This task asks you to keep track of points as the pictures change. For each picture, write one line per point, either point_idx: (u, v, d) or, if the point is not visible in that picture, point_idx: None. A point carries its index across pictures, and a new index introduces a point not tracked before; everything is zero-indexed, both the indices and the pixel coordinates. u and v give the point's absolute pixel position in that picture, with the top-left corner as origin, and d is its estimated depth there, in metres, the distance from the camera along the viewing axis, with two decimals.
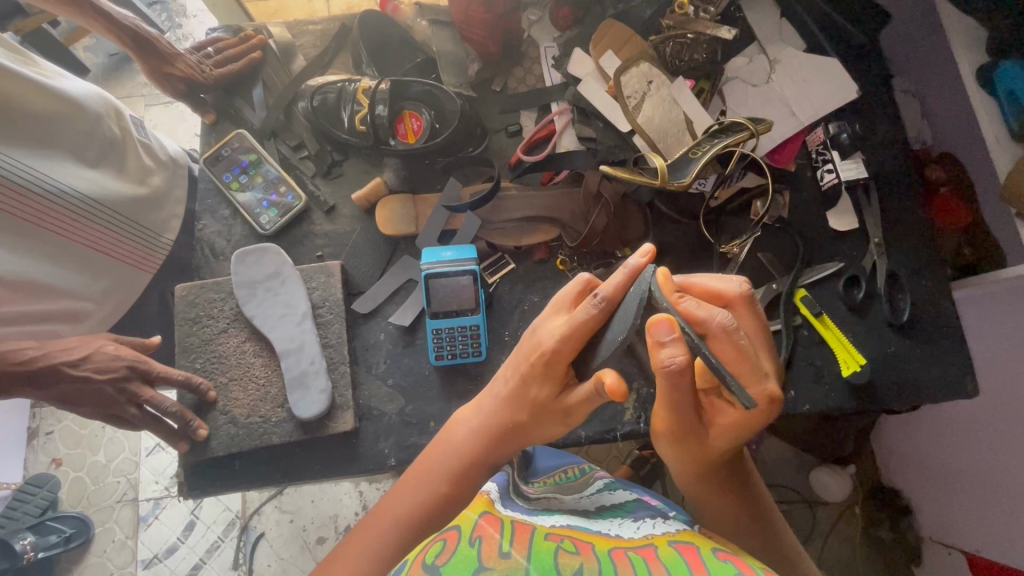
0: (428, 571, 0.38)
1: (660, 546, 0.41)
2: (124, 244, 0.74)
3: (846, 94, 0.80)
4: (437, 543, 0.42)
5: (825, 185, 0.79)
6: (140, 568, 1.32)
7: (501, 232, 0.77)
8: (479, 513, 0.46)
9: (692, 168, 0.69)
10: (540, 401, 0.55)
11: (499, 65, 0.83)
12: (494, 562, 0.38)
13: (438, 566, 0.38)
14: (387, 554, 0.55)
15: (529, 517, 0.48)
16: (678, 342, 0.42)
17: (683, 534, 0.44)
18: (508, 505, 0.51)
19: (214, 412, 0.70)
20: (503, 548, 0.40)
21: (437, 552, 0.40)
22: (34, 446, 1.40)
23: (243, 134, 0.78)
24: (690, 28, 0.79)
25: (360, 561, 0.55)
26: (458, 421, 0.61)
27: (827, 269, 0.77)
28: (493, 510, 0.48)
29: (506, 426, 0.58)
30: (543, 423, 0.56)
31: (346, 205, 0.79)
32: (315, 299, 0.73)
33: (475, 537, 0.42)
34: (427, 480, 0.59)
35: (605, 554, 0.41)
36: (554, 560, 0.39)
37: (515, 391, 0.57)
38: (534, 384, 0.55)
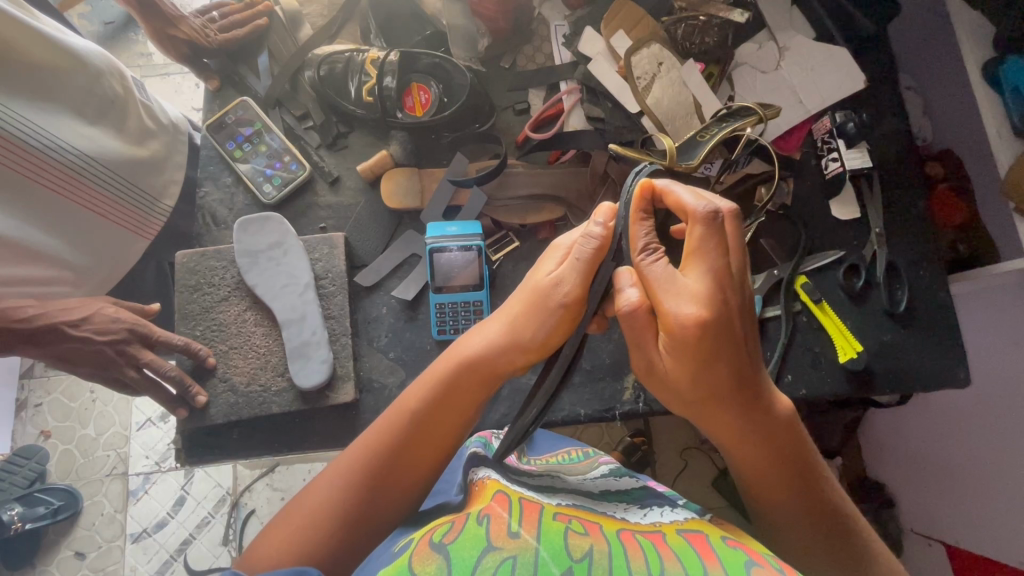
0: (435, 548, 0.39)
1: (668, 534, 0.42)
2: (123, 206, 0.73)
3: (855, 83, 0.81)
4: (448, 523, 0.43)
5: (829, 173, 0.80)
6: (129, 542, 1.33)
7: (507, 209, 0.76)
8: (491, 490, 0.47)
9: (700, 151, 0.71)
10: (547, 322, 0.54)
11: (509, 42, 0.81)
12: (503, 542, 0.39)
13: (446, 545, 0.39)
14: (358, 469, 0.55)
15: (538, 495, 0.49)
16: (634, 288, 0.52)
17: (692, 523, 0.44)
18: (515, 481, 0.52)
19: (214, 378, 0.69)
20: (513, 528, 0.40)
21: (445, 532, 0.41)
22: (22, 419, 1.39)
23: (247, 103, 0.77)
24: (703, 10, 0.77)
25: (335, 483, 0.54)
26: (472, 333, 0.59)
27: (828, 257, 0.78)
28: (505, 488, 0.48)
29: (513, 359, 0.56)
30: (539, 320, 0.54)
31: (350, 177, 0.78)
32: (317, 270, 0.72)
33: (483, 516, 0.42)
34: (419, 417, 0.56)
35: (614, 536, 0.42)
36: (564, 541, 0.40)
37: (524, 289, 0.57)
38: (540, 276, 0.56)
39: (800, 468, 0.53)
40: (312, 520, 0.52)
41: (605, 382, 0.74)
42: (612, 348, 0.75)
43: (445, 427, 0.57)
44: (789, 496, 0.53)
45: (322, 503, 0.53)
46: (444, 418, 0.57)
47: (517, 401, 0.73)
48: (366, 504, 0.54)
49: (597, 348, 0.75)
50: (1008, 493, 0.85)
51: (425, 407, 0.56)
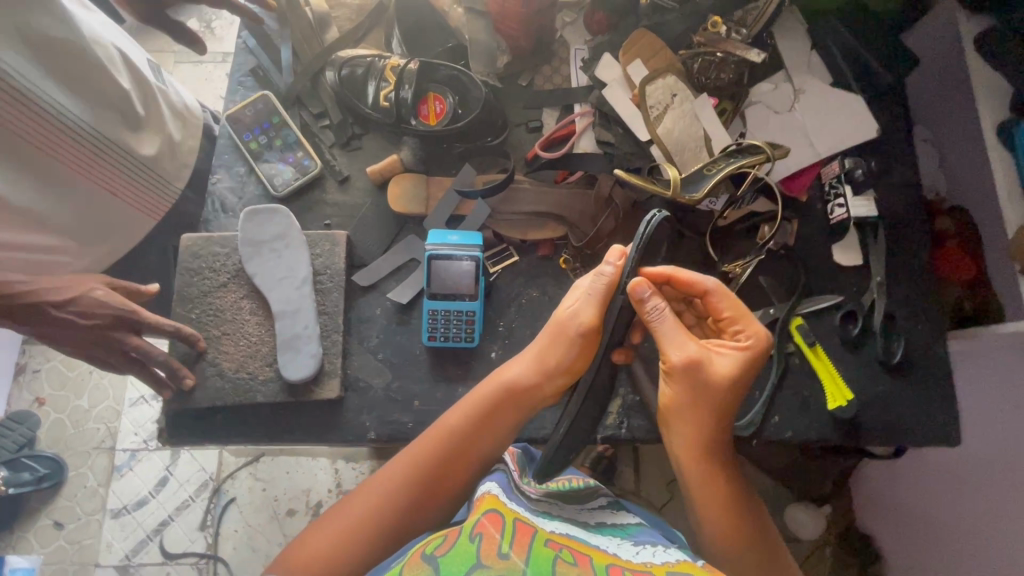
0: (426, 562, 0.40)
1: (658, 574, 0.42)
2: (134, 185, 0.75)
3: (866, 131, 0.81)
4: (442, 536, 0.43)
5: (834, 219, 0.80)
6: (109, 517, 1.37)
7: (509, 224, 0.77)
8: (488, 505, 0.47)
9: (705, 185, 0.72)
10: (569, 350, 0.62)
11: (528, 61, 0.83)
12: (492, 562, 0.39)
13: (437, 558, 0.40)
14: (401, 485, 0.58)
15: (532, 517, 0.49)
16: (654, 297, 0.59)
17: (683, 565, 0.43)
18: (514, 499, 0.52)
19: (204, 362, 0.70)
20: (503, 549, 0.40)
21: (437, 545, 0.42)
22: (20, 383, 1.43)
23: (268, 97, 0.79)
24: (720, 47, 0.78)
25: (378, 498, 0.57)
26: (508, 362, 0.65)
27: (825, 301, 0.77)
28: (501, 505, 0.47)
29: (545, 387, 0.63)
30: (563, 349, 0.62)
31: (359, 177, 0.80)
32: (317, 266, 0.73)
33: (476, 532, 0.42)
34: (461, 439, 0.60)
35: (602, 569, 0.42)
36: (552, 566, 0.40)
37: (557, 321, 0.63)
38: (574, 309, 0.62)
39: (759, 518, 0.59)
40: (348, 534, 0.55)
41: None
42: None
43: (484, 449, 0.61)
44: (756, 539, 0.57)
45: (359, 518, 0.56)
46: (483, 439, 0.61)
47: None
48: (405, 519, 0.57)
49: None
50: (995, 562, 0.83)
51: (450, 433, 0.60)
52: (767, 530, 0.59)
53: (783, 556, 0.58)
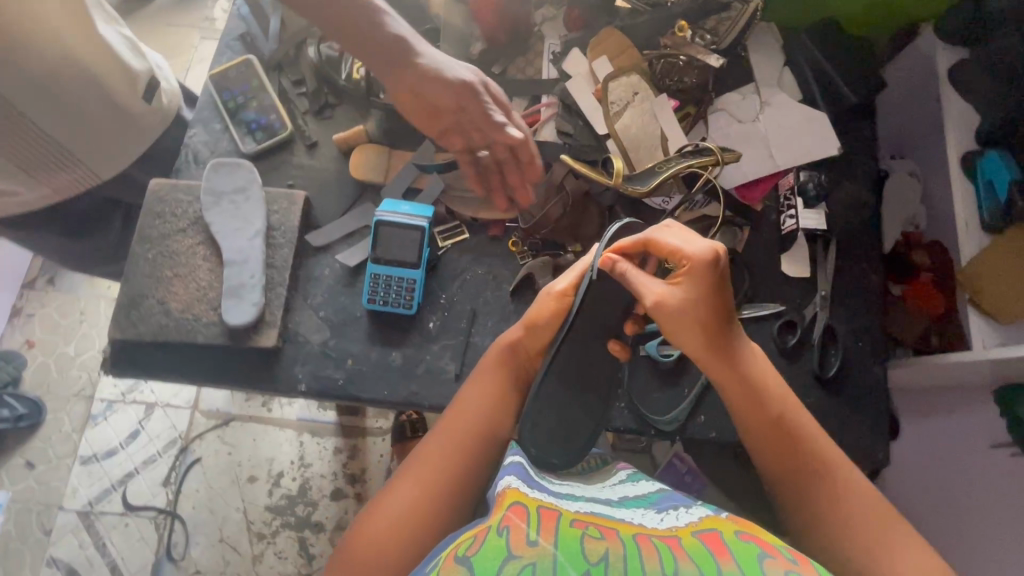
0: (458, 564, 0.37)
1: (683, 537, 0.42)
2: (60, 159, 0.78)
3: (826, 148, 0.82)
4: (469, 536, 0.40)
5: (784, 229, 0.81)
6: (78, 463, 1.41)
7: (462, 200, 0.80)
8: (507, 498, 0.44)
9: (651, 181, 0.74)
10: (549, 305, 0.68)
11: (503, 51, 0.86)
12: (523, 551, 0.37)
13: (469, 559, 0.37)
14: (434, 474, 0.61)
15: (556, 499, 0.48)
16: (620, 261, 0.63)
17: (707, 522, 0.45)
18: (538, 486, 0.51)
19: (152, 300, 0.73)
20: (531, 537, 0.39)
21: (468, 545, 0.39)
22: (14, 324, 1.49)
23: (250, 61, 0.84)
24: (683, 50, 0.81)
25: (408, 493, 0.59)
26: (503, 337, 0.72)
27: (766, 308, 0.78)
28: (521, 495, 0.46)
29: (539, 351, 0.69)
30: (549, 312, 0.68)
31: (327, 144, 0.83)
32: (272, 221, 0.77)
33: (503, 525, 0.40)
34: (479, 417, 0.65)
35: (629, 539, 0.41)
36: (581, 545, 0.39)
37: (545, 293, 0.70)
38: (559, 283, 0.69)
39: (788, 411, 0.62)
40: (394, 534, 0.56)
41: None
42: None
43: (498, 419, 0.66)
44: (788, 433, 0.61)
45: (398, 516, 0.57)
46: (495, 412, 0.66)
47: (430, 385, 0.75)
48: (440, 497, 0.59)
49: None
50: None
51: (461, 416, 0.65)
52: (801, 422, 0.62)
53: (822, 437, 0.62)
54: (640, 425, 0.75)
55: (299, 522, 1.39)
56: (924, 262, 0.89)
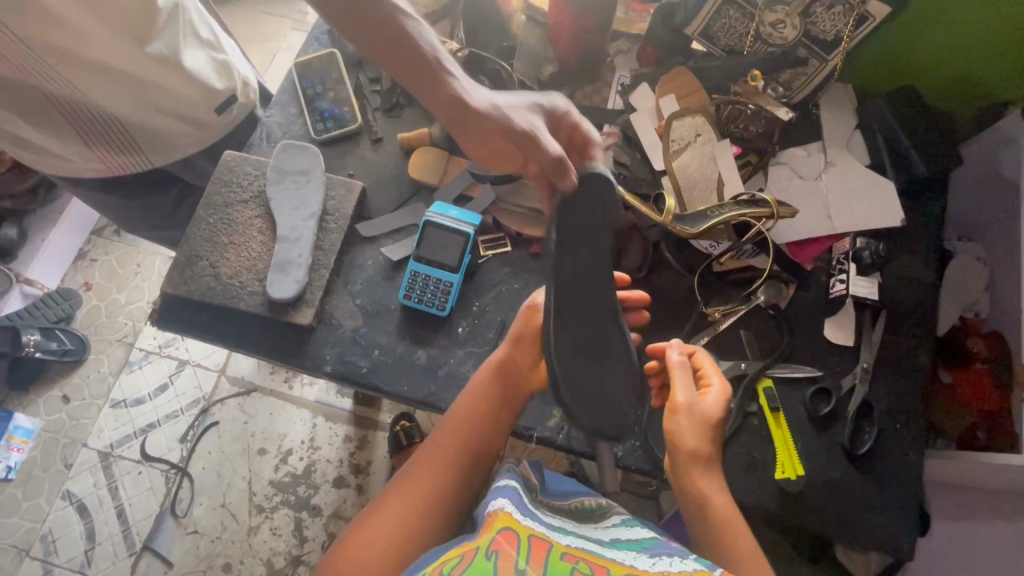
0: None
1: None
2: (119, 138, 0.82)
3: (888, 218, 0.79)
4: (458, 556, 0.43)
5: (832, 292, 0.78)
6: (108, 405, 1.48)
7: (510, 214, 0.81)
8: (501, 527, 0.46)
9: (703, 224, 0.73)
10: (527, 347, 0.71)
11: (573, 77, 0.89)
12: None
13: None
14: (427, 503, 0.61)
15: (549, 532, 0.48)
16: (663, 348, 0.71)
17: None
18: (529, 516, 0.49)
19: (205, 263, 0.77)
20: (519, 566, 0.42)
21: (454, 564, 0.42)
22: (77, 266, 1.60)
23: (334, 55, 0.88)
24: (753, 100, 0.79)
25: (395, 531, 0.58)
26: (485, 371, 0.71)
27: (801, 372, 0.75)
28: (513, 522, 0.47)
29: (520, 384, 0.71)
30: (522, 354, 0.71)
31: (391, 141, 0.86)
32: (328, 206, 0.80)
33: (493, 550, 0.43)
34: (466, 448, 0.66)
35: None
36: None
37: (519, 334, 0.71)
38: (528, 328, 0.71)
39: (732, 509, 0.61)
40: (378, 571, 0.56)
41: (537, 402, 0.75)
42: None
43: (484, 450, 0.67)
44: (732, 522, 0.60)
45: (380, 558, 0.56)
46: (482, 445, 0.67)
47: (449, 388, 0.75)
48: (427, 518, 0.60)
49: None
50: None
51: (450, 453, 0.65)
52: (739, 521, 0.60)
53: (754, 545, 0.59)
54: (651, 466, 0.73)
55: (298, 502, 1.41)
56: (980, 352, 0.84)
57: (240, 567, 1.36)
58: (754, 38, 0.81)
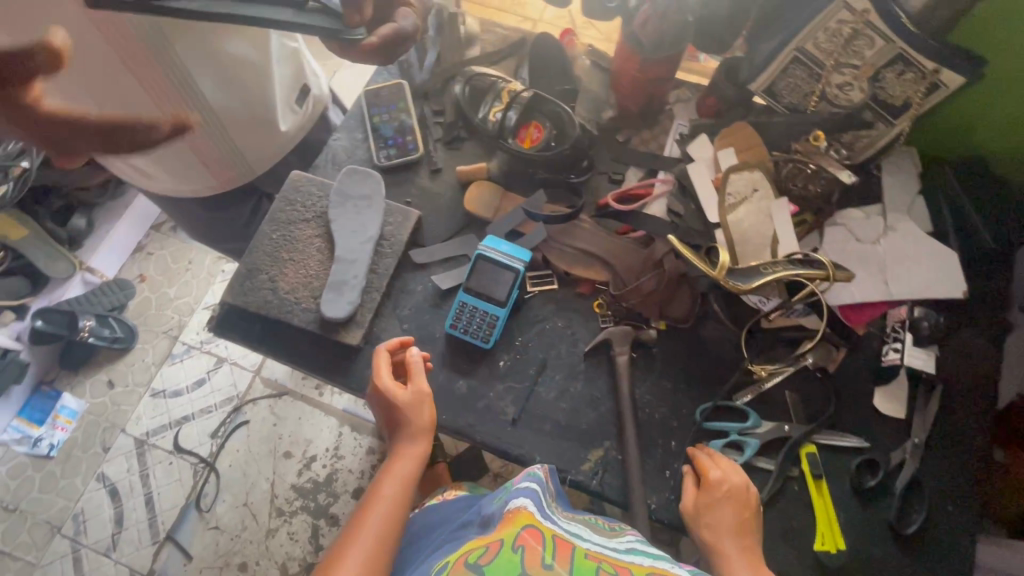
0: (471, 568, 0.40)
1: None
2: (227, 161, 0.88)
3: (951, 290, 0.77)
4: (484, 546, 0.44)
5: (885, 360, 0.77)
6: (148, 394, 1.54)
7: (560, 253, 0.82)
8: (523, 520, 0.46)
9: (755, 281, 0.72)
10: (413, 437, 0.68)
11: (631, 122, 0.90)
12: (538, 573, 0.40)
13: (482, 568, 0.40)
14: None
15: (570, 531, 0.48)
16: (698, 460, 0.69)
17: None
18: (547, 513, 0.50)
19: (264, 276, 0.80)
20: (546, 560, 0.41)
21: (481, 554, 0.42)
22: (134, 259, 1.69)
23: (402, 86, 0.92)
24: (814, 160, 0.79)
25: None
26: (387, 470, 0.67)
27: (848, 441, 0.73)
28: (534, 519, 0.47)
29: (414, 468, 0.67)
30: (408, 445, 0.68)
31: (449, 172, 0.89)
32: (385, 231, 0.83)
33: (519, 544, 0.43)
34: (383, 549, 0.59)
35: None
36: None
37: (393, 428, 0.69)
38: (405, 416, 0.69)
39: None
40: None
41: (572, 444, 0.75)
42: (594, 417, 0.76)
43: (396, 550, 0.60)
44: None
45: None
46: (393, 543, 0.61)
47: (486, 421, 0.76)
48: None
49: (579, 411, 0.76)
50: None
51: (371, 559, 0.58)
52: None
53: None
54: (684, 522, 0.71)
55: (317, 509, 1.43)
56: None
57: (256, 568, 1.38)
58: (819, 97, 0.81)
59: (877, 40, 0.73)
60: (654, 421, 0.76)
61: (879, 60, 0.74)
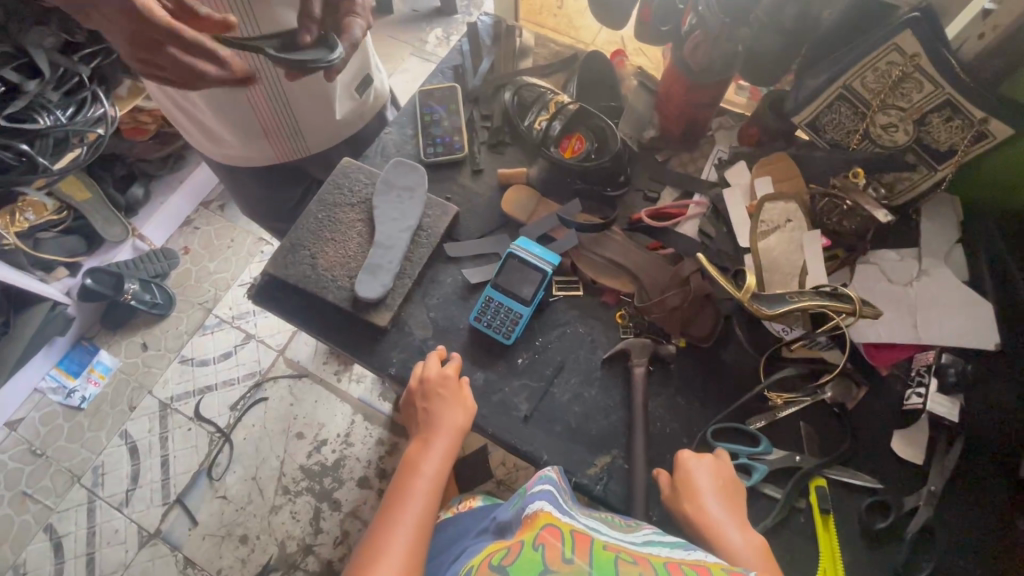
0: (495, 569, 0.40)
1: (716, 569, 0.42)
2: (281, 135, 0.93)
3: (982, 342, 0.75)
4: (505, 548, 0.43)
5: (907, 404, 0.75)
6: (178, 360, 1.61)
7: (589, 261, 0.84)
8: (541, 521, 0.46)
9: (780, 306, 0.71)
10: (444, 420, 0.71)
11: (671, 144, 0.93)
12: (559, 566, 0.39)
13: (506, 567, 0.40)
14: None
15: (588, 529, 0.48)
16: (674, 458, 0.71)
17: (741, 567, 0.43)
18: (565, 513, 0.50)
19: (306, 252, 0.85)
20: (566, 555, 0.41)
21: (502, 556, 0.42)
22: (181, 231, 1.78)
23: (455, 89, 0.97)
24: (852, 196, 0.78)
25: None
26: (418, 454, 0.69)
27: (860, 479, 0.73)
28: (551, 518, 0.47)
29: (447, 451, 0.70)
30: (439, 429, 0.70)
31: (490, 174, 0.93)
32: (423, 222, 0.87)
33: (539, 542, 0.42)
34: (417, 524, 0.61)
35: (661, 566, 0.42)
36: (616, 568, 0.40)
37: (426, 413, 0.72)
38: (435, 402, 0.72)
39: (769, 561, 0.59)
40: None
41: (581, 448, 0.76)
42: (605, 424, 0.77)
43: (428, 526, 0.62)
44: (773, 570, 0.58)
45: None
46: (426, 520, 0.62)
47: (499, 415, 0.77)
48: None
49: (591, 416, 0.77)
50: None
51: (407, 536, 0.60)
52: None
53: None
54: None
55: (321, 492, 1.46)
56: None
57: (257, 541, 1.41)
58: (862, 137, 0.82)
59: (925, 84, 0.73)
60: (664, 436, 0.76)
61: (926, 104, 0.75)
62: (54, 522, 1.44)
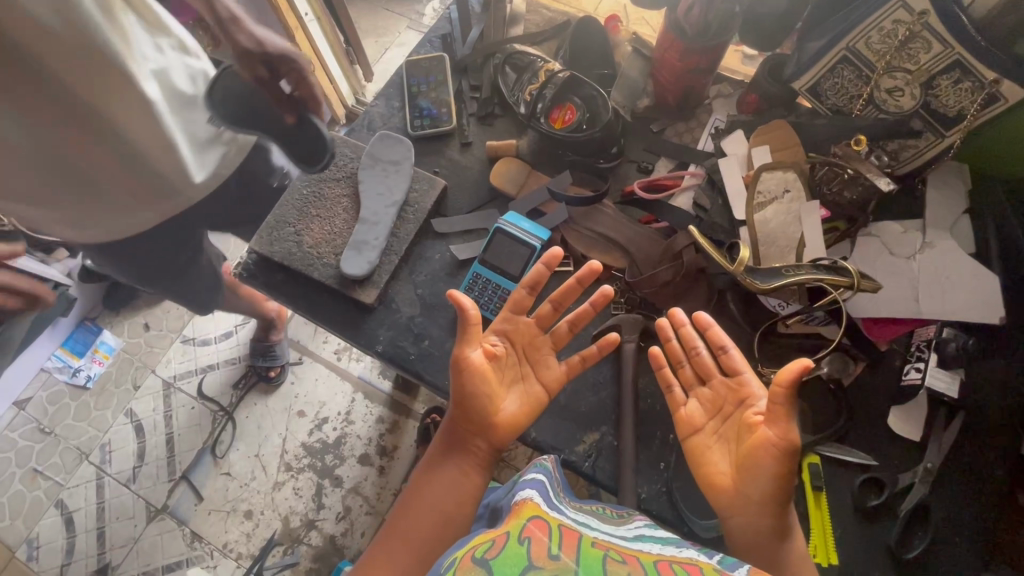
0: (475, 564, 0.34)
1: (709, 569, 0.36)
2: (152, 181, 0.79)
3: (988, 316, 0.72)
4: (488, 540, 0.37)
5: (905, 379, 0.74)
6: (179, 341, 1.61)
7: (579, 235, 0.82)
8: (526, 513, 0.41)
9: (775, 282, 0.68)
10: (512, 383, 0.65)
11: (667, 114, 0.90)
12: (543, 563, 0.34)
13: (487, 561, 0.34)
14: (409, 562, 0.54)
15: (576, 525, 0.43)
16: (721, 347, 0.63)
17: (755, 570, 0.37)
18: (554, 509, 0.46)
19: (290, 229, 0.83)
20: (553, 550, 0.35)
21: (484, 549, 0.36)
22: None
23: (443, 59, 0.94)
24: (853, 164, 0.74)
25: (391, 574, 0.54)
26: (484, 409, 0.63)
27: (855, 457, 0.71)
28: (537, 511, 0.42)
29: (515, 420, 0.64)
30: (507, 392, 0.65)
31: (480, 147, 0.90)
32: (410, 197, 0.85)
33: (524, 535, 0.36)
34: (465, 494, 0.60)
35: (651, 565, 0.36)
36: (604, 566, 0.35)
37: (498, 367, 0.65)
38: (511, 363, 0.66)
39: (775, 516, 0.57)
40: None
41: (568, 425, 0.75)
42: (593, 401, 0.76)
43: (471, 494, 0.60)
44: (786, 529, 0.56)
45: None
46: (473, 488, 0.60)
47: None
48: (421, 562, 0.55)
49: (579, 394, 0.76)
50: None
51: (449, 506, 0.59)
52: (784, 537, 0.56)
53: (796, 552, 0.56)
54: (672, 515, 0.70)
55: (323, 469, 1.47)
56: None
57: (259, 516, 1.43)
58: (866, 101, 0.78)
59: (934, 43, 0.68)
60: (653, 412, 0.75)
61: (935, 66, 0.69)
62: (64, 497, 1.47)
